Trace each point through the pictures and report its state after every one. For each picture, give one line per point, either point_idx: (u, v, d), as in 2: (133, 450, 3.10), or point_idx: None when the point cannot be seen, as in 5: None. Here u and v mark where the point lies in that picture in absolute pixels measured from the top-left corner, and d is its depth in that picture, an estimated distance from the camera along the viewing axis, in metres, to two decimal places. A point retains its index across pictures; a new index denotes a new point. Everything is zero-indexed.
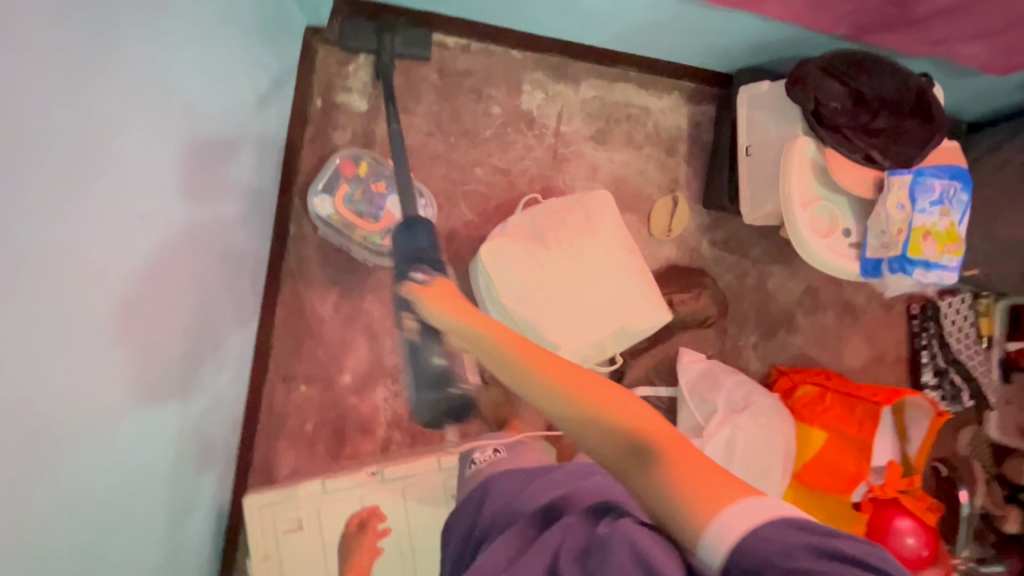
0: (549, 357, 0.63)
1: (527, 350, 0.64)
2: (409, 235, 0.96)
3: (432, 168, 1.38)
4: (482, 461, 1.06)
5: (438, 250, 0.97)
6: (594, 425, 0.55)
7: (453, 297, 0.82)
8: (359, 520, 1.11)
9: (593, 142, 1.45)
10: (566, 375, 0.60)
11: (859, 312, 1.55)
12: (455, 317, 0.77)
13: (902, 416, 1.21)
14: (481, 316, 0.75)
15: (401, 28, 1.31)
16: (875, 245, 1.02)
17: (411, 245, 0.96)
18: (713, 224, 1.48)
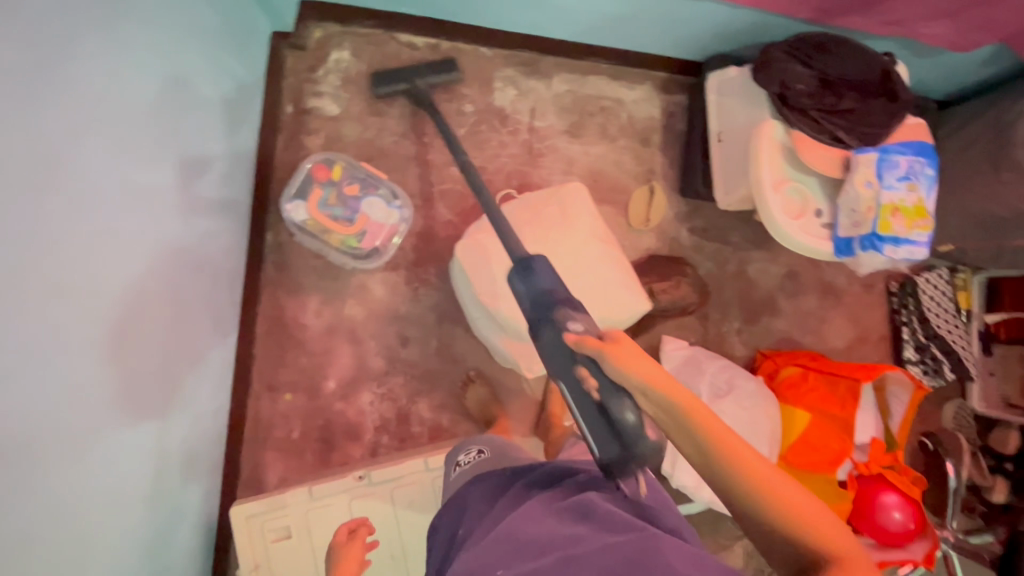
0: (748, 448, 0.60)
1: (708, 421, 0.61)
2: (528, 278, 0.81)
3: (407, 169, 1.37)
4: (467, 461, 1.06)
5: (567, 290, 0.80)
6: (785, 535, 0.58)
7: (621, 342, 0.67)
8: (347, 527, 1.09)
9: (568, 136, 1.45)
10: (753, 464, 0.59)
11: (840, 293, 1.56)
12: (645, 383, 0.63)
13: (883, 392, 1.22)
14: (678, 385, 0.63)
15: (428, 67, 1.33)
16: (847, 224, 1.03)
17: (542, 283, 0.80)
18: (691, 212, 1.48)
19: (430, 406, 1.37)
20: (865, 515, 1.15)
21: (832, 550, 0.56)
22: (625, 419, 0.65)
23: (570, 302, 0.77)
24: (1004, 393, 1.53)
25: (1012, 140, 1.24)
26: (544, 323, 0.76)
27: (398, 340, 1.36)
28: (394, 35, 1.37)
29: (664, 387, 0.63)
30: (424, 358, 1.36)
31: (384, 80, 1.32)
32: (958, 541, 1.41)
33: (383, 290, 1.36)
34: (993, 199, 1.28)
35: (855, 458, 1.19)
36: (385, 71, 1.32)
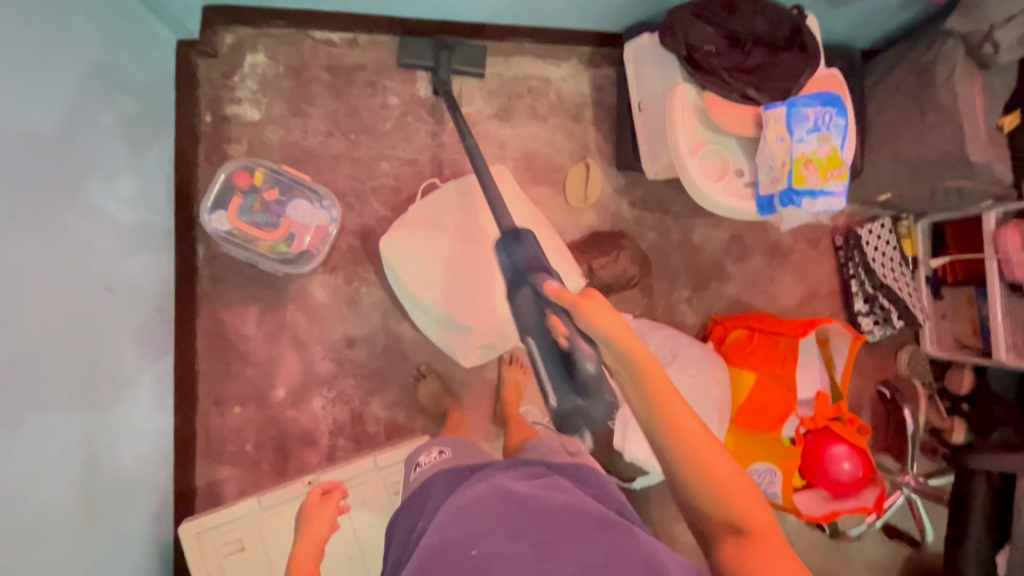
0: (689, 416, 0.69)
1: (662, 386, 0.69)
2: (516, 245, 0.89)
3: (336, 168, 1.35)
4: (426, 462, 1.06)
5: (546, 257, 0.90)
6: (706, 494, 0.67)
7: (591, 300, 0.75)
8: (321, 488, 1.06)
9: (497, 120, 1.43)
10: (693, 432, 0.68)
11: (786, 252, 1.57)
12: (616, 342, 0.72)
13: (827, 346, 1.22)
14: (642, 349, 0.72)
15: (457, 45, 1.37)
16: (767, 181, 1.02)
17: (520, 255, 0.88)
18: (630, 185, 1.47)
19: (384, 405, 1.36)
20: (815, 467, 1.17)
21: (746, 514, 0.66)
22: (586, 369, 0.76)
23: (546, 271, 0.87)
24: (957, 335, 1.51)
25: (933, 84, 1.24)
26: (522, 287, 0.86)
27: (344, 341, 1.35)
28: (309, 33, 1.35)
29: (629, 346, 0.71)
30: (372, 358, 1.35)
31: (407, 51, 1.35)
32: (918, 484, 1.42)
33: (324, 293, 1.34)
34: (920, 143, 1.28)
35: (801, 414, 1.20)
36: (416, 40, 1.36)
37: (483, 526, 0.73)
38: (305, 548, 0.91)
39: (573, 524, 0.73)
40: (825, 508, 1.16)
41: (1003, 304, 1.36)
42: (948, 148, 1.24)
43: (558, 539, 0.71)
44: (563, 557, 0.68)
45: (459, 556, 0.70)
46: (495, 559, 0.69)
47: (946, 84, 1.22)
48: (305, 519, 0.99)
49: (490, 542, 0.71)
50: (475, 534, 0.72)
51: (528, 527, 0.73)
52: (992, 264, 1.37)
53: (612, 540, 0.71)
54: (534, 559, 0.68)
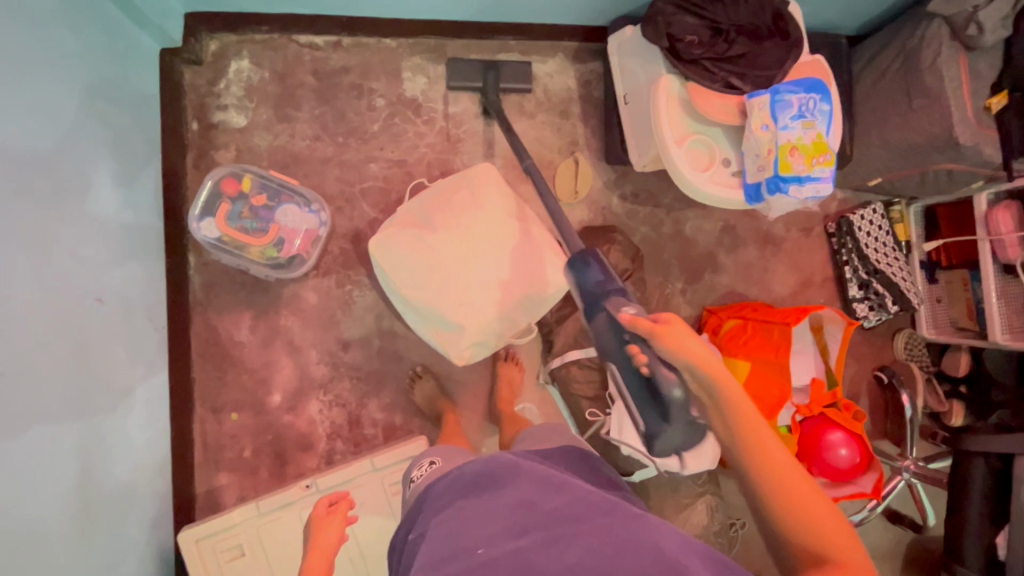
0: (779, 456, 0.71)
1: (746, 412, 0.73)
2: (585, 271, 0.90)
3: (325, 172, 1.35)
4: (420, 476, 1.04)
5: (616, 281, 0.90)
6: (797, 534, 0.68)
7: (671, 326, 0.76)
8: (328, 500, 1.04)
9: (485, 118, 1.43)
10: (776, 459, 0.71)
11: (779, 241, 1.56)
12: (706, 378, 0.74)
13: (821, 333, 1.22)
14: (734, 388, 0.74)
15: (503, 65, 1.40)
16: (754, 170, 1.02)
17: (592, 277, 0.90)
18: (620, 178, 1.47)
19: (380, 406, 1.35)
20: (813, 454, 1.17)
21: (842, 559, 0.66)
22: (671, 395, 0.79)
23: (619, 293, 0.89)
24: (953, 318, 1.51)
25: (919, 67, 1.24)
26: (598, 312, 0.88)
27: (339, 344, 1.34)
28: (293, 38, 1.34)
29: (712, 374, 0.74)
30: (367, 360, 1.35)
31: (455, 73, 1.38)
32: (918, 468, 1.42)
33: (317, 297, 1.34)
34: (908, 127, 1.28)
35: (796, 402, 1.19)
36: (465, 62, 1.39)
37: (488, 526, 0.72)
38: (317, 562, 0.89)
39: (578, 514, 0.72)
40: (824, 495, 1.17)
41: (997, 286, 1.36)
42: (936, 130, 1.23)
43: (565, 531, 0.70)
44: (569, 546, 0.67)
45: (466, 558, 0.69)
46: (502, 558, 0.68)
47: (931, 67, 1.22)
48: (314, 531, 0.97)
49: (496, 542, 0.70)
50: (480, 535, 0.71)
51: (533, 523, 0.71)
52: (985, 245, 1.36)
53: (619, 525, 0.70)
54: (541, 553, 0.67)
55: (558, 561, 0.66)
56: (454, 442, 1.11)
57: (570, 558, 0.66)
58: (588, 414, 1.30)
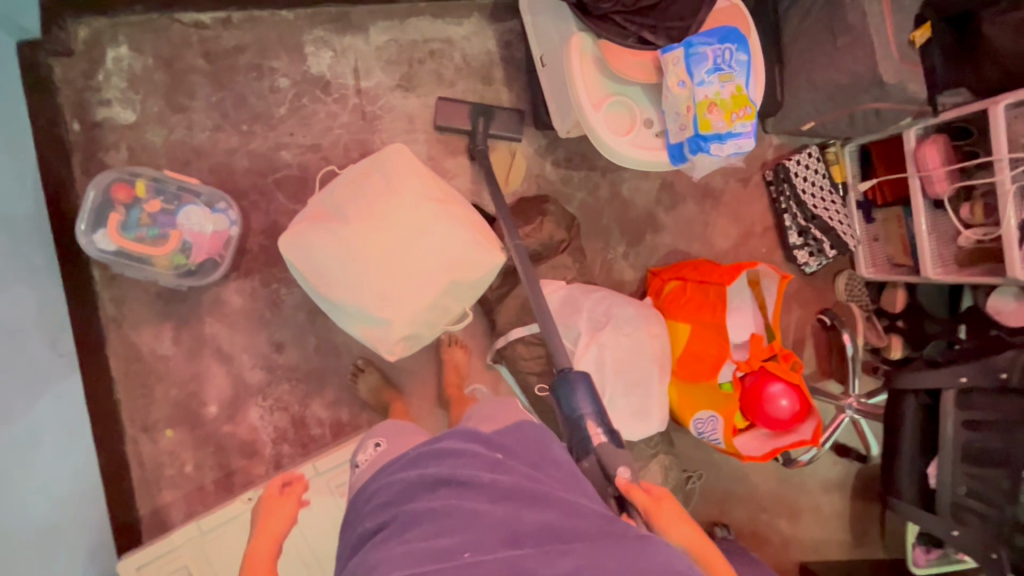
0: None
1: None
2: (569, 400, 0.94)
3: (233, 164, 1.25)
4: (365, 460, 0.94)
5: (601, 409, 0.94)
6: None
7: (662, 505, 0.76)
8: (283, 480, 0.95)
9: (402, 90, 1.32)
10: None
11: (718, 194, 1.54)
12: (688, 550, 0.75)
13: (759, 288, 1.24)
14: (713, 557, 0.76)
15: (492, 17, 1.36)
16: (676, 129, 0.98)
17: (579, 405, 0.93)
18: (552, 143, 1.41)
19: (325, 405, 1.31)
20: (757, 408, 1.19)
21: None
22: None
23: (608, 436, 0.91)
24: (890, 256, 1.52)
25: (842, 4, 1.20)
26: (586, 455, 0.89)
27: (272, 346, 1.28)
28: (175, 17, 1.22)
29: (701, 553, 0.76)
30: (305, 360, 1.29)
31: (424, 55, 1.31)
32: (860, 405, 1.46)
33: (242, 300, 1.26)
34: (835, 68, 1.25)
35: (736, 359, 1.21)
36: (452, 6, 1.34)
37: (472, 529, 0.62)
38: (261, 547, 0.84)
39: (572, 521, 0.64)
40: (767, 446, 1.19)
41: (927, 222, 1.37)
42: (861, 70, 1.21)
43: (560, 538, 0.61)
44: (564, 555, 0.59)
45: (448, 564, 0.59)
46: (490, 566, 0.58)
47: (855, 4, 1.18)
48: (260, 512, 0.91)
49: (484, 547, 0.60)
50: (465, 535, 0.62)
51: (522, 526, 0.62)
52: (915, 182, 1.36)
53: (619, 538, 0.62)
54: (537, 560, 0.58)
55: (553, 571, 0.58)
56: (403, 421, 1.03)
57: (567, 567, 0.58)
58: (537, 389, 1.24)
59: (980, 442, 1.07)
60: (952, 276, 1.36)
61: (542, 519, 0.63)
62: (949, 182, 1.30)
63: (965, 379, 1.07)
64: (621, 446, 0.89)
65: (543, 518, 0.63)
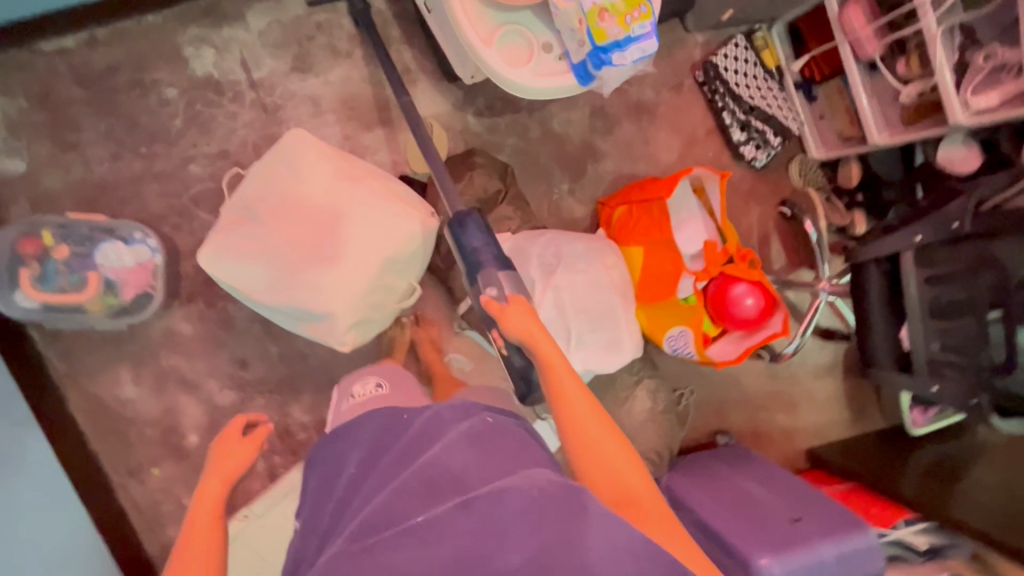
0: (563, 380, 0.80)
1: (564, 400, 0.79)
2: (462, 232, 0.89)
3: (142, 190, 1.19)
4: (361, 395, 1.03)
5: (495, 243, 0.88)
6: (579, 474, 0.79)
7: (508, 312, 0.82)
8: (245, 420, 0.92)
9: (298, 72, 1.25)
10: (575, 411, 0.78)
11: (652, 107, 1.49)
12: (524, 339, 0.81)
13: (704, 194, 1.22)
14: (541, 338, 0.81)
15: None
16: (575, 47, 0.92)
17: (470, 241, 0.87)
18: (469, 93, 1.34)
19: (304, 409, 1.29)
20: (725, 312, 1.17)
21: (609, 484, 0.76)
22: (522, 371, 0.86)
23: (493, 262, 0.87)
24: (839, 131, 1.46)
25: None
26: (470, 280, 0.87)
27: (235, 364, 1.25)
28: (36, 48, 1.14)
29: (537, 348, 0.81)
30: (272, 371, 1.27)
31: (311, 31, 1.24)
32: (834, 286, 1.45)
33: (192, 325, 1.23)
34: None
35: (693, 271, 1.19)
36: None
37: (433, 494, 0.64)
38: (211, 483, 0.81)
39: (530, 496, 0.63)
40: (740, 347, 1.19)
41: (864, 88, 1.33)
42: None
43: (512, 518, 0.61)
44: (521, 535, 0.60)
45: (405, 533, 0.61)
46: (448, 541, 0.60)
47: None
48: (216, 452, 0.87)
49: (442, 518, 0.62)
50: (424, 504, 0.63)
51: (481, 500, 0.63)
52: (846, 50, 1.31)
53: (573, 524, 0.62)
54: (491, 541, 0.60)
55: (507, 559, 0.59)
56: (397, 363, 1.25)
57: (520, 552, 0.59)
58: None
59: (946, 297, 1.05)
60: (899, 137, 1.31)
61: (499, 490, 0.63)
62: (879, 40, 1.25)
63: (920, 238, 1.05)
64: (506, 268, 0.86)
65: (503, 486, 0.64)
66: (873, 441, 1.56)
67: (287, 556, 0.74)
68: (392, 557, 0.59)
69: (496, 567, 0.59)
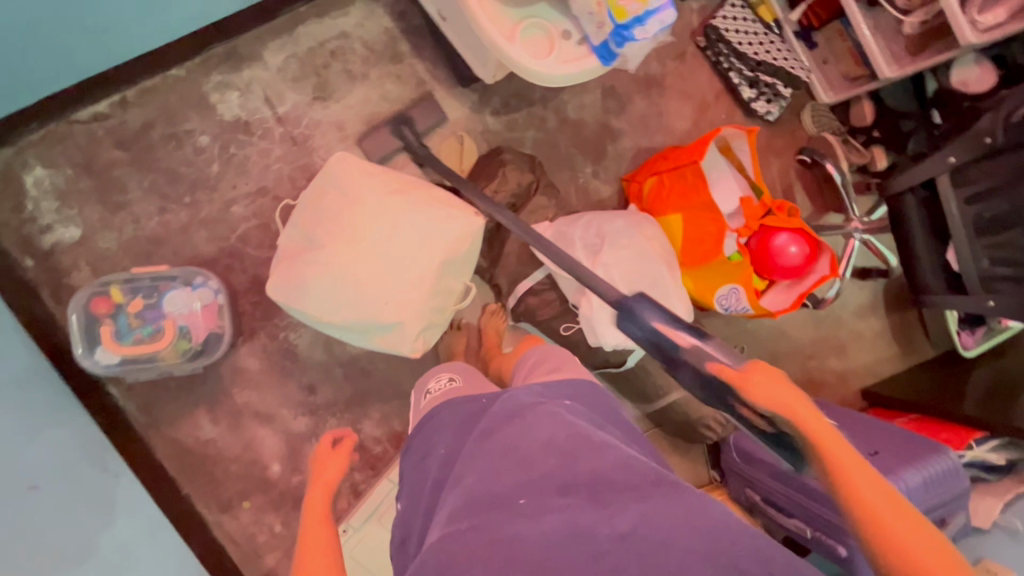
0: (825, 437, 0.70)
1: (836, 459, 0.69)
2: (636, 322, 0.82)
3: (192, 237, 1.23)
4: (437, 390, 1.01)
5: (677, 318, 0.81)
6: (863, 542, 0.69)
7: (748, 376, 0.71)
8: (332, 437, 0.97)
9: (320, 100, 1.29)
10: (848, 471, 0.69)
11: (660, 79, 1.51)
12: (779, 411, 0.70)
13: (732, 152, 1.25)
14: (797, 404, 0.70)
15: (369, 8, 1.30)
16: (594, 30, 0.95)
17: (648, 323, 0.81)
18: (483, 94, 1.38)
19: (375, 423, 1.33)
20: (770, 263, 1.20)
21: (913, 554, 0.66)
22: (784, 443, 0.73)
23: (694, 336, 0.78)
24: (846, 73, 1.48)
25: None
26: (679, 366, 0.78)
27: (304, 389, 1.29)
28: (73, 118, 1.18)
29: (809, 429, 0.70)
30: (340, 391, 1.31)
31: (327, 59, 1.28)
32: (866, 225, 1.46)
33: (258, 359, 1.27)
34: None
35: (734, 229, 1.22)
36: (334, 17, 1.29)
37: (529, 473, 0.67)
38: (315, 494, 0.86)
39: (626, 481, 0.65)
40: (792, 295, 1.21)
41: (866, 22, 1.34)
42: None
43: (614, 493, 0.64)
44: (622, 511, 0.62)
45: (508, 508, 0.64)
46: (550, 516, 0.62)
47: None
48: (314, 466, 0.93)
49: (541, 496, 0.64)
50: (522, 483, 0.66)
51: (578, 481, 0.65)
52: None
53: (673, 498, 0.64)
54: (592, 516, 0.62)
55: (610, 530, 0.61)
56: None
57: (622, 525, 0.61)
58: (562, 330, 1.27)
59: (989, 213, 1.07)
60: (910, 69, 1.31)
61: (595, 472, 0.66)
62: None
63: (954, 159, 1.08)
64: (710, 340, 0.76)
65: (597, 468, 0.66)
66: (928, 370, 1.57)
67: (396, 533, 0.82)
68: (502, 529, 0.61)
69: (602, 536, 0.60)
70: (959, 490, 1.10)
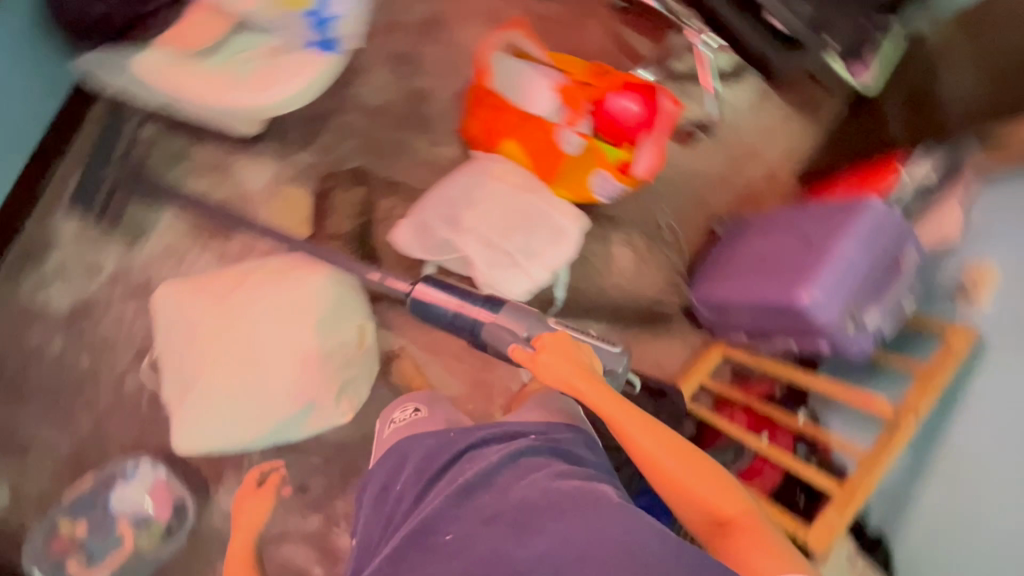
0: (604, 401, 0.79)
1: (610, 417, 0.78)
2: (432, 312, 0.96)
3: (105, 431, 1.20)
4: (400, 420, 1.01)
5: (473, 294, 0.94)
6: None
7: (535, 359, 0.84)
8: (255, 475, 1.17)
9: (134, 240, 1.23)
10: (631, 434, 0.77)
11: (433, 15, 1.40)
12: (560, 381, 0.82)
13: (522, 55, 1.18)
14: (575, 381, 0.81)
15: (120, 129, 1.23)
16: (296, 32, 0.95)
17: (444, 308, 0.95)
18: (278, 137, 1.30)
19: None
20: (620, 130, 1.15)
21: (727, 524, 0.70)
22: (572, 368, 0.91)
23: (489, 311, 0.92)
24: None
25: None
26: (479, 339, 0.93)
27: (295, 493, 1.27)
28: None
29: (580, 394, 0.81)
30: (328, 475, 1.28)
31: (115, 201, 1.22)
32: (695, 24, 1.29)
33: None
34: None
35: (571, 121, 1.15)
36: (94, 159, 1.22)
37: (469, 509, 0.70)
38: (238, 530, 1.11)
39: (554, 502, 0.67)
40: (657, 145, 1.14)
41: None
42: None
43: (539, 515, 0.66)
44: (540, 533, 0.64)
45: (433, 542, 0.68)
46: (472, 548, 0.65)
47: None
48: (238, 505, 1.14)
49: (469, 529, 0.68)
50: (450, 516, 0.70)
51: (508, 507, 0.68)
52: None
53: (602, 514, 0.64)
54: (511, 543, 0.64)
55: (526, 552, 0.62)
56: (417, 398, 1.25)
57: (538, 545, 0.63)
58: None
59: None
60: None
61: (527, 499, 0.68)
62: None
63: None
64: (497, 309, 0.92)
65: (526, 495, 0.69)
66: None
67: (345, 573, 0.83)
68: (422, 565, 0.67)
69: (518, 559, 0.62)
70: (899, 227, 1.04)
